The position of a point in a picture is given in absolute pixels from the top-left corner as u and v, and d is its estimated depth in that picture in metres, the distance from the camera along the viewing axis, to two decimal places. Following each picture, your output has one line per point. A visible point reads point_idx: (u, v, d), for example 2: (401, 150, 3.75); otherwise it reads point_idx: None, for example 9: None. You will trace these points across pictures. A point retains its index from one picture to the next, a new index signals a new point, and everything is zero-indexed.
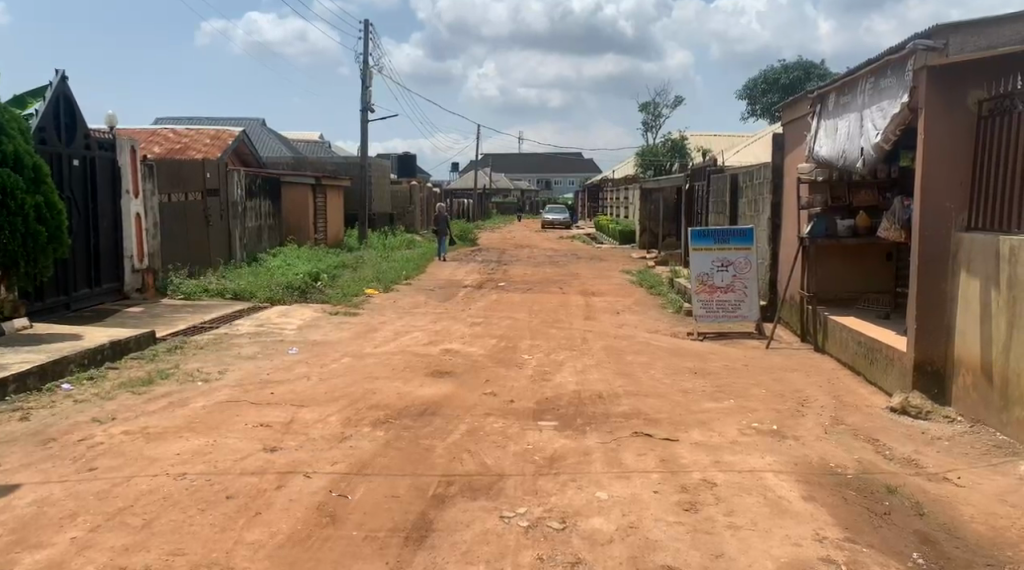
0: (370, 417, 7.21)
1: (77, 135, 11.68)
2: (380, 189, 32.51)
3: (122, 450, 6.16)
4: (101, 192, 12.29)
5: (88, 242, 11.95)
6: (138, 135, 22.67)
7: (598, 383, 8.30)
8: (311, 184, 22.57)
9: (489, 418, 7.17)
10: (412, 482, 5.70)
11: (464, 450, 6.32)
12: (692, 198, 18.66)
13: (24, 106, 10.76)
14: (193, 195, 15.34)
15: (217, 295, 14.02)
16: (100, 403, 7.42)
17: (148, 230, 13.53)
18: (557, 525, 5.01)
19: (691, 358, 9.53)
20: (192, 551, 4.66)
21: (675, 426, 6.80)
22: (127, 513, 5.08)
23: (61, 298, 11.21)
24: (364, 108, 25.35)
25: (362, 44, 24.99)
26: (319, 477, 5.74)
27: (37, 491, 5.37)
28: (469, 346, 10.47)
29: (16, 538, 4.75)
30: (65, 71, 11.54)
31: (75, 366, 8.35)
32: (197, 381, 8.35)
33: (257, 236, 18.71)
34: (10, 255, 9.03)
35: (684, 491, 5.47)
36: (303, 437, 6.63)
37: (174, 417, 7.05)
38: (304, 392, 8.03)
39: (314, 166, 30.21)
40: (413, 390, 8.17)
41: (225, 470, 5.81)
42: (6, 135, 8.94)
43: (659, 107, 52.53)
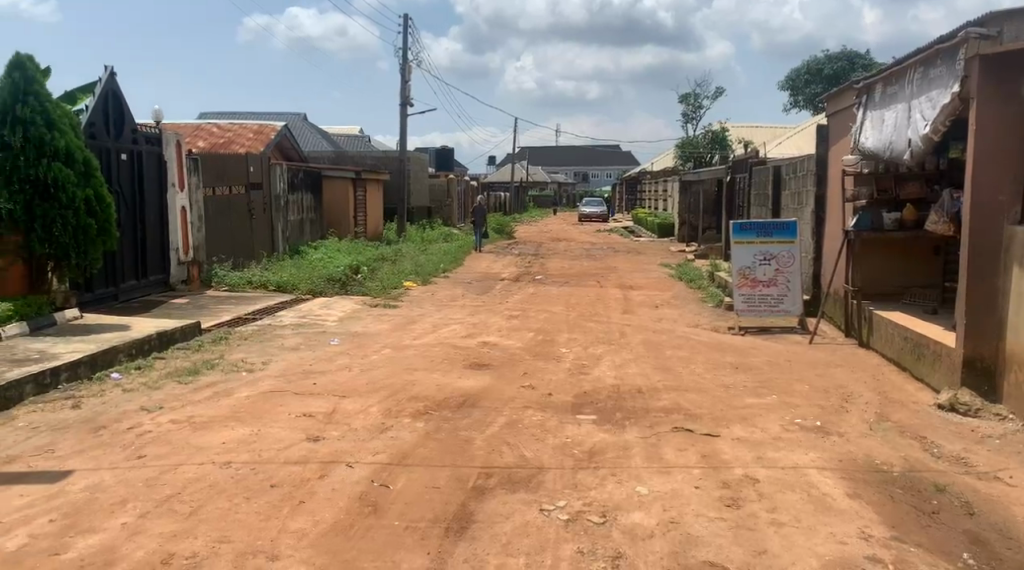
0: (409, 408, 7.27)
1: (125, 130, 11.89)
2: (418, 182, 32.65)
3: (169, 439, 6.29)
4: (148, 185, 12.53)
5: (135, 236, 12.18)
6: (183, 130, 23.06)
7: (637, 377, 8.28)
8: (351, 177, 22.75)
9: (528, 411, 7.18)
10: (452, 473, 5.75)
11: (503, 443, 6.35)
12: (733, 190, 18.47)
13: (75, 102, 10.99)
14: (237, 188, 15.56)
15: (260, 286, 14.24)
16: (148, 393, 7.59)
17: (193, 223, 13.76)
18: (597, 519, 5.02)
19: (732, 353, 9.46)
20: (237, 539, 4.75)
21: (716, 422, 6.76)
22: (175, 500, 5.19)
23: (110, 290, 11.45)
24: (403, 103, 25.48)
25: (403, 39, 25.17)
26: (361, 467, 5.81)
27: (89, 477, 5.51)
28: (507, 339, 10.49)
29: (69, 522, 4.87)
30: (113, 67, 11.78)
31: (124, 357, 8.54)
32: (241, 372, 8.49)
33: (299, 229, 18.94)
34: (61, 247, 9.25)
35: (726, 486, 5.44)
36: (345, 427, 6.71)
37: (220, 406, 7.17)
38: (345, 383, 8.12)
39: (353, 160, 30.44)
40: (452, 382, 8.22)
41: (269, 459, 5.92)
42: (58, 130, 9.16)
43: (699, 98, 52.09)
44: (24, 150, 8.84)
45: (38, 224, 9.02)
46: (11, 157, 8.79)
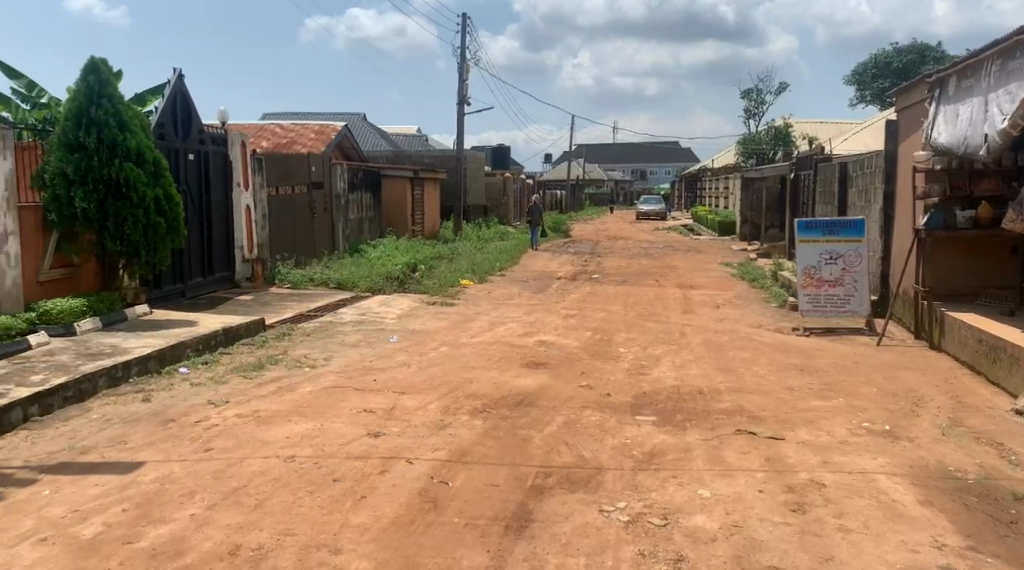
0: (468, 406, 7.31)
1: (193, 130, 12.19)
2: (475, 180, 32.81)
3: (235, 432, 6.43)
4: (215, 184, 12.83)
5: (202, 234, 12.49)
6: (247, 130, 23.56)
7: (697, 378, 8.19)
8: (410, 175, 22.95)
9: (586, 411, 7.16)
10: (511, 471, 5.76)
11: (561, 442, 6.34)
12: (797, 188, 18.12)
13: (145, 103, 11.31)
14: (299, 187, 15.82)
15: (322, 284, 14.48)
16: (215, 387, 7.77)
17: (257, 221, 14.03)
18: (658, 521, 4.98)
19: (796, 355, 9.28)
20: (301, 532, 4.83)
21: (780, 425, 6.65)
22: (241, 492, 5.30)
23: (178, 286, 11.76)
24: (461, 102, 25.61)
25: (461, 38, 25.34)
26: (421, 463, 5.85)
27: (159, 469, 5.66)
28: (565, 338, 10.46)
29: (141, 512, 5.00)
30: (181, 70, 12.09)
31: (191, 352, 8.76)
32: (304, 367, 8.64)
33: (359, 227, 19.18)
34: (132, 244, 9.52)
35: (790, 491, 5.34)
36: (405, 423, 6.77)
37: (283, 401, 7.31)
38: (405, 380, 8.19)
39: (411, 159, 30.73)
40: (510, 381, 8.24)
41: (331, 454, 6.01)
42: (129, 131, 9.44)
43: (761, 93, 51.30)
44: (98, 151, 9.13)
45: (111, 223, 9.30)
46: (86, 157, 9.07)
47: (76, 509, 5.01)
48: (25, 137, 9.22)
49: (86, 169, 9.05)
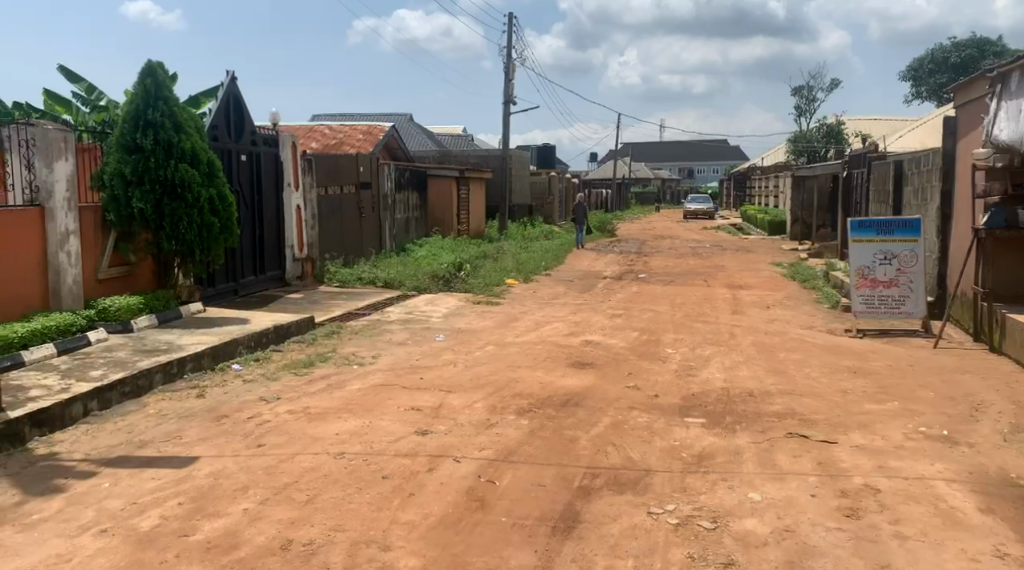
0: (514, 405, 7.32)
1: (245, 132, 12.39)
2: (520, 180, 32.84)
3: (286, 429, 6.52)
4: (266, 185, 13.03)
5: (254, 233, 12.70)
6: (297, 132, 23.90)
7: (747, 380, 8.09)
8: (456, 175, 23.05)
9: (633, 412, 7.11)
10: (558, 471, 5.76)
11: (608, 443, 6.31)
12: (850, 186, 17.80)
13: (199, 105, 11.53)
14: (348, 187, 16.00)
15: (369, 283, 14.63)
16: (266, 383, 7.89)
17: (307, 221, 14.21)
18: (708, 524, 4.93)
19: (849, 357, 9.11)
20: (351, 528, 4.88)
21: (833, 428, 6.54)
22: (292, 488, 5.38)
23: (230, 285, 11.98)
24: (507, 101, 25.66)
25: (507, 38, 25.42)
26: (468, 462, 5.88)
27: (213, 464, 5.77)
28: (611, 338, 10.42)
29: (196, 506, 5.10)
30: (235, 72, 12.30)
31: (243, 349, 8.92)
32: (353, 365, 8.73)
33: (406, 227, 19.33)
34: (187, 243, 9.72)
35: (844, 496, 5.25)
36: (452, 421, 6.81)
37: (333, 398, 7.40)
38: (451, 379, 8.23)
39: (457, 159, 30.88)
40: (556, 381, 8.23)
41: (380, 451, 6.06)
42: (184, 133, 9.62)
43: (813, 90, 50.55)
44: (154, 152, 9.33)
45: (167, 222, 9.51)
46: (143, 159, 9.27)
47: (134, 502, 5.13)
48: (85, 139, 9.47)
49: (143, 170, 9.26)
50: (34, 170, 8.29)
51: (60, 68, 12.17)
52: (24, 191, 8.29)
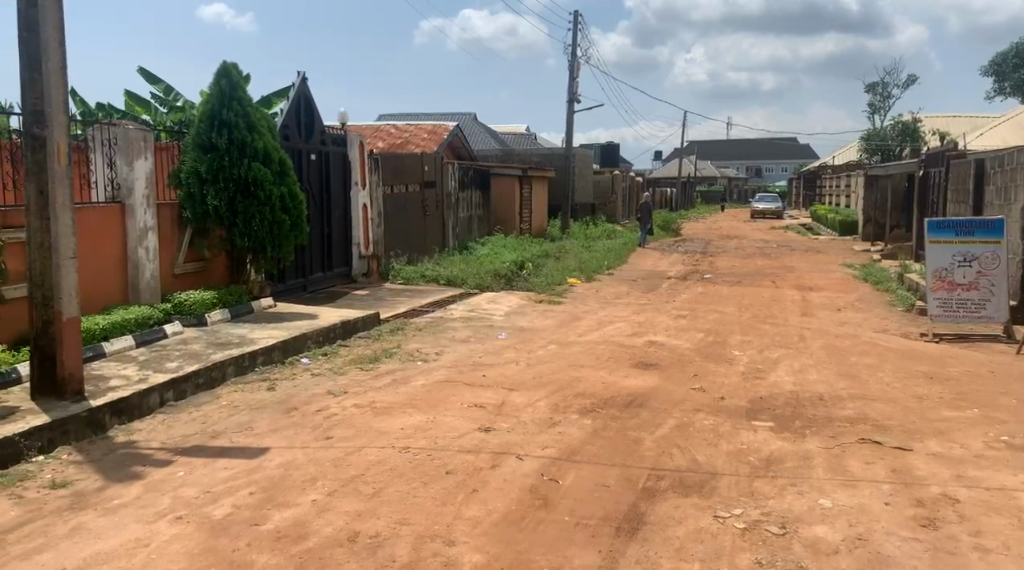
0: (577, 404, 7.29)
1: (315, 132, 12.61)
2: (583, 179, 32.72)
3: (353, 422, 6.62)
4: (335, 183, 13.26)
5: (322, 231, 12.93)
6: (363, 131, 24.24)
7: (817, 384, 7.91)
8: (519, 174, 23.10)
9: (699, 414, 7.02)
10: (622, 472, 5.72)
11: (673, 445, 6.24)
12: (926, 185, 17.28)
13: (271, 105, 11.78)
14: (413, 186, 16.17)
15: (432, 280, 14.76)
16: (333, 377, 8.03)
17: (373, 219, 14.41)
18: (776, 529, 4.84)
19: (925, 362, 8.83)
20: (416, 522, 4.92)
21: (908, 435, 6.35)
22: (359, 480, 5.46)
23: (299, 281, 12.23)
24: (570, 99, 25.60)
25: (572, 36, 25.37)
26: (531, 460, 5.88)
27: (283, 455, 5.89)
28: (676, 339, 10.32)
29: (267, 496, 5.21)
30: (305, 72, 12.54)
31: (312, 343, 9.10)
32: (417, 361, 8.82)
33: (469, 226, 19.44)
34: (259, 240, 9.96)
35: (920, 505, 5.10)
36: (515, 419, 6.82)
37: (397, 393, 7.48)
38: (514, 377, 8.24)
39: (520, 158, 30.93)
40: (620, 381, 8.17)
41: (444, 446, 6.11)
42: (257, 132, 9.86)
43: (888, 86, 49.23)
44: (228, 151, 9.56)
45: (240, 219, 9.74)
46: (218, 157, 9.52)
47: (208, 490, 5.26)
48: (164, 138, 9.74)
49: (218, 168, 9.50)
50: (115, 168, 8.57)
51: (140, 70, 12.55)
52: (106, 188, 8.61)
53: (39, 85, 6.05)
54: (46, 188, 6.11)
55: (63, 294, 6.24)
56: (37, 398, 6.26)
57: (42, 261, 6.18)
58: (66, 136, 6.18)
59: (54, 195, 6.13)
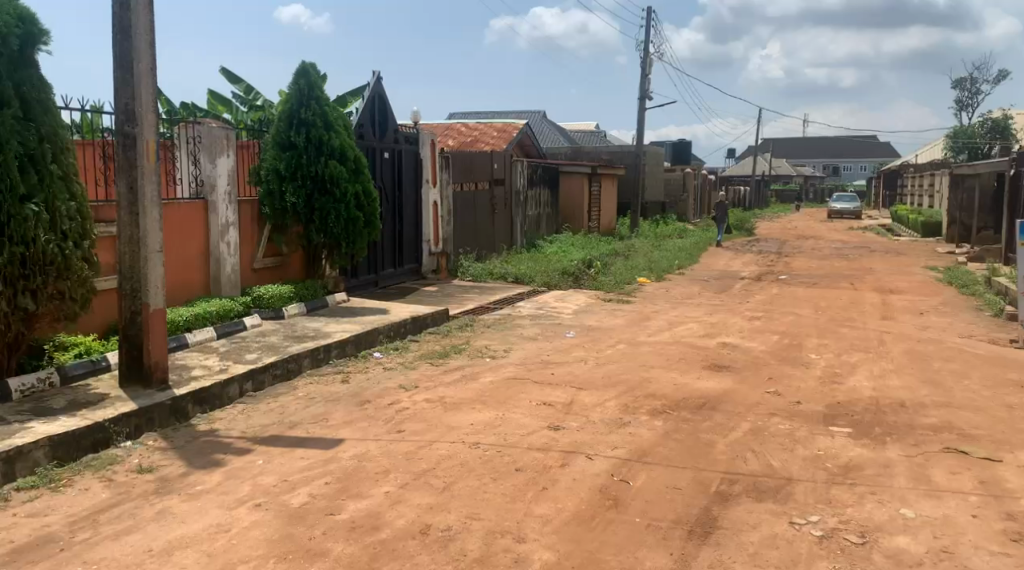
0: (648, 405, 7.22)
1: (389, 130, 12.78)
2: (654, 177, 32.44)
3: (424, 416, 6.69)
4: (407, 181, 13.41)
5: (394, 228, 13.10)
6: (435, 129, 24.48)
7: (898, 390, 7.68)
8: (588, 172, 23.01)
9: (774, 418, 6.88)
10: (694, 475, 5.64)
11: (748, 449, 6.13)
12: (1017, 185, 16.59)
13: (346, 104, 11.98)
14: (482, 184, 16.26)
15: (500, 278, 14.82)
16: (405, 372, 8.14)
17: (444, 216, 14.53)
18: (856, 538, 4.71)
19: (1014, 369, 8.48)
20: (487, 517, 4.94)
21: (996, 445, 6.11)
22: (430, 474, 5.51)
23: (371, 276, 12.42)
24: (642, 96, 25.38)
25: (645, 32, 25.16)
26: (602, 460, 5.85)
27: (357, 447, 5.98)
28: (749, 341, 10.13)
29: (341, 486, 5.30)
30: (381, 71, 12.72)
31: (384, 338, 9.23)
32: (486, 357, 8.86)
33: (537, 223, 19.46)
34: (334, 236, 10.15)
35: (1010, 519, 4.90)
36: (584, 418, 6.80)
37: (468, 389, 7.53)
38: (583, 376, 8.21)
39: (589, 156, 30.81)
40: (691, 382, 8.07)
41: (513, 443, 6.12)
42: (334, 131, 10.03)
43: (976, 82, 47.47)
44: (306, 149, 9.77)
45: (316, 216, 9.93)
46: (296, 155, 9.75)
47: (285, 479, 5.39)
48: (244, 136, 10.01)
49: (296, 166, 9.73)
50: (199, 165, 8.82)
51: (222, 70, 12.90)
52: (190, 184, 8.87)
53: (131, 85, 6.27)
54: (135, 186, 6.33)
55: (150, 288, 6.45)
56: (125, 386, 6.50)
57: (131, 254, 6.41)
58: (155, 135, 6.38)
59: (143, 192, 6.35)
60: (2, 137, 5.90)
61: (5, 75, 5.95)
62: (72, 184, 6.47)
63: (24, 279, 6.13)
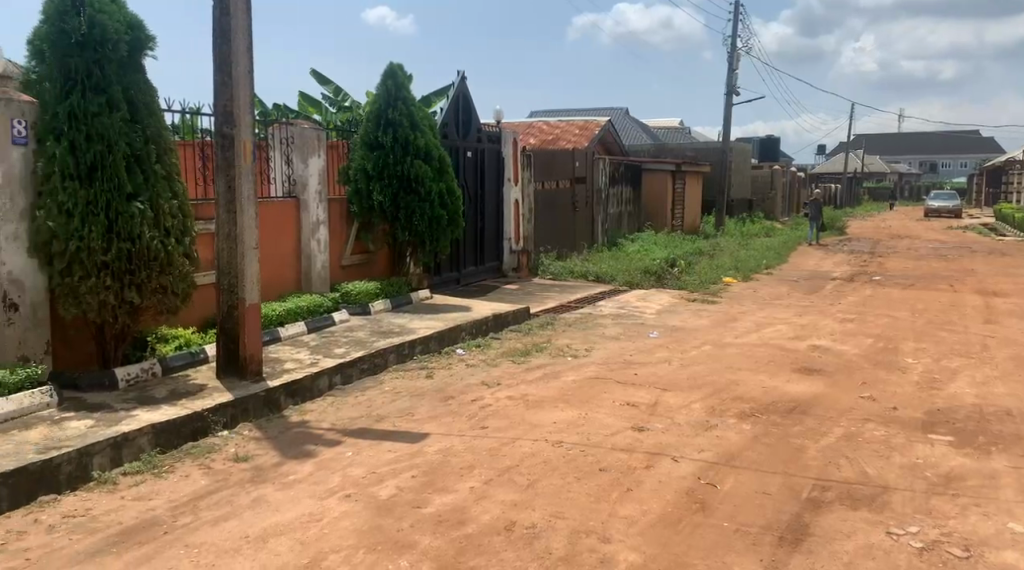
0: (735, 408, 7.08)
1: (472, 129, 12.87)
2: (740, 174, 31.79)
3: (507, 413, 6.71)
4: (489, 180, 13.46)
5: (476, 226, 13.19)
6: (517, 127, 24.54)
7: (1003, 398, 7.32)
8: (672, 169, 22.70)
9: (869, 424, 6.66)
10: (784, 480, 5.50)
11: (841, 455, 5.94)
12: None
13: (431, 104, 12.12)
14: (563, 182, 16.23)
15: (581, 276, 14.76)
16: (487, 369, 8.18)
17: (525, 215, 14.55)
18: (958, 551, 4.52)
19: None
20: (571, 516, 4.92)
21: None
22: (514, 471, 5.52)
23: (453, 274, 12.53)
24: (729, 92, 24.90)
25: (732, 26, 24.68)
26: (688, 462, 5.76)
27: (442, 442, 6.04)
28: (841, 344, 9.83)
29: (427, 480, 5.36)
30: (465, 72, 12.81)
31: (466, 335, 9.31)
32: (568, 356, 8.83)
33: (618, 221, 19.30)
34: (418, 234, 10.29)
35: None
36: (670, 420, 6.71)
37: (550, 388, 7.52)
38: (667, 377, 8.11)
39: (673, 153, 30.42)
40: (780, 386, 7.87)
41: (597, 443, 6.08)
42: (419, 130, 10.19)
43: None
44: (393, 149, 9.95)
45: (402, 214, 10.08)
46: (384, 155, 9.93)
47: (374, 470, 5.48)
48: (333, 137, 10.21)
49: (383, 165, 9.91)
50: (292, 165, 9.07)
51: (311, 72, 13.21)
52: (283, 183, 9.15)
53: (230, 87, 6.47)
54: (233, 184, 6.54)
55: (246, 283, 6.66)
56: (222, 377, 6.73)
57: (228, 250, 6.61)
58: (251, 134, 6.58)
59: (240, 190, 6.55)
60: (111, 138, 6.19)
61: (115, 79, 6.23)
62: (175, 183, 6.73)
63: (130, 274, 6.40)
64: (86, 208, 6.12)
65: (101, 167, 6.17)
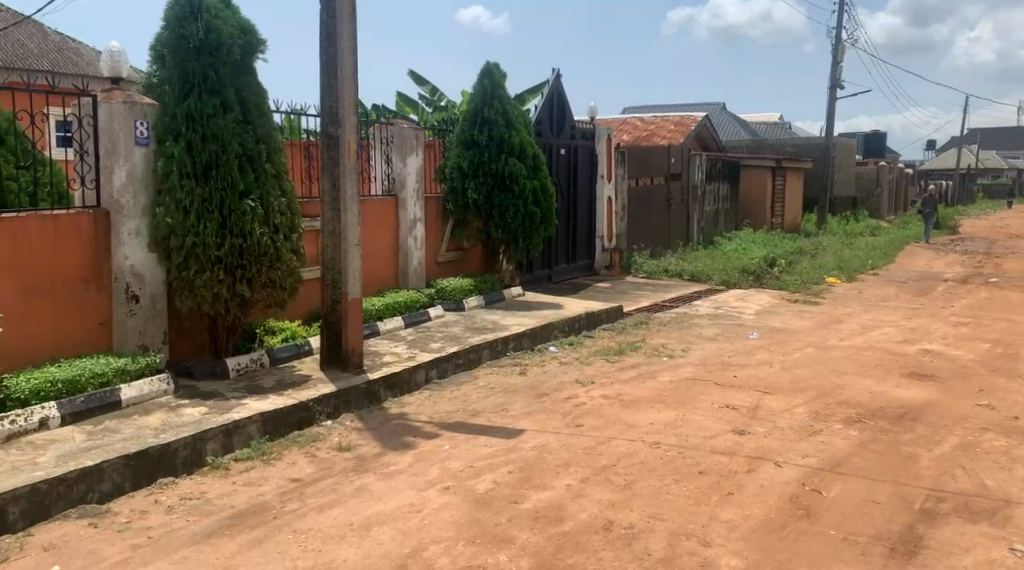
0: (840, 414, 6.83)
1: (566, 127, 12.84)
2: (843, 171, 30.71)
3: (603, 412, 6.66)
4: (582, 177, 13.38)
5: (568, 223, 13.14)
6: (612, 124, 24.32)
7: None
8: (771, 166, 22.11)
9: (986, 434, 6.33)
10: (894, 489, 5.28)
11: (956, 466, 5.67)
12: None
13: (525, 102, 12.15)
14: (658, 179, 16.01)
15: (676, 275, 14.55)
16: (581, 367, 8.15)
17: (618, 212, 14.42)
18: None
19: None
20: (670, 518, 4.85)
21: None
22: (611, 471, 5.48)
23: (545, 272, 12.53)
24: (833, 86, 24.10)
25: (837, 18, 23.88)
26: (791, 468, 5.59)
27: (537, 438, 6.04)
28: (954, 349, 9.37)
29: (524, 476, 5.37)
30: (559, 70, 12.81)
31: (560, 333, 9.29)
32: (664, 356, 8.71)
33: (715, 219, 18.92)
34: (512, 232, 10.34)
35: None
36: (771, 424, 6.53)
37: (646, 388, 7.42)
38: (767, 379, 7.90)
39: (772, 149, 29.62)
40: (888, 391, 7.56)
41: (696, 445, 5.97)
42: (514, 129, 10.25)
43: None
44: (488, 147, 10.06)
45: (496, 212, 10.15)
46: (479, 154, 10.07)
47: (471, 465, 5.53)
48: (429, 136, 10.42)
49: (478, 164, 10.04)
50: (392, 164, 9.24)
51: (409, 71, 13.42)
52: (383, 182, 9.30)
53: (336, 88, 6.62)
54: (338, 182, 6.70)
55: (349, 278, 6.81)
56: (325, 369, 6.91)
57: (332, 245, 6.78)
58: (356, 135, 6.73)
59: (344, 188, 6.71)
60: (224, 138, 6.43)
61: (228, 81, 6.47)
62: (284, 182, 6.93)
63: (241, 268, 6.63)
64: (202, 206, 6.36)
65: (215, 166, 6.40)
